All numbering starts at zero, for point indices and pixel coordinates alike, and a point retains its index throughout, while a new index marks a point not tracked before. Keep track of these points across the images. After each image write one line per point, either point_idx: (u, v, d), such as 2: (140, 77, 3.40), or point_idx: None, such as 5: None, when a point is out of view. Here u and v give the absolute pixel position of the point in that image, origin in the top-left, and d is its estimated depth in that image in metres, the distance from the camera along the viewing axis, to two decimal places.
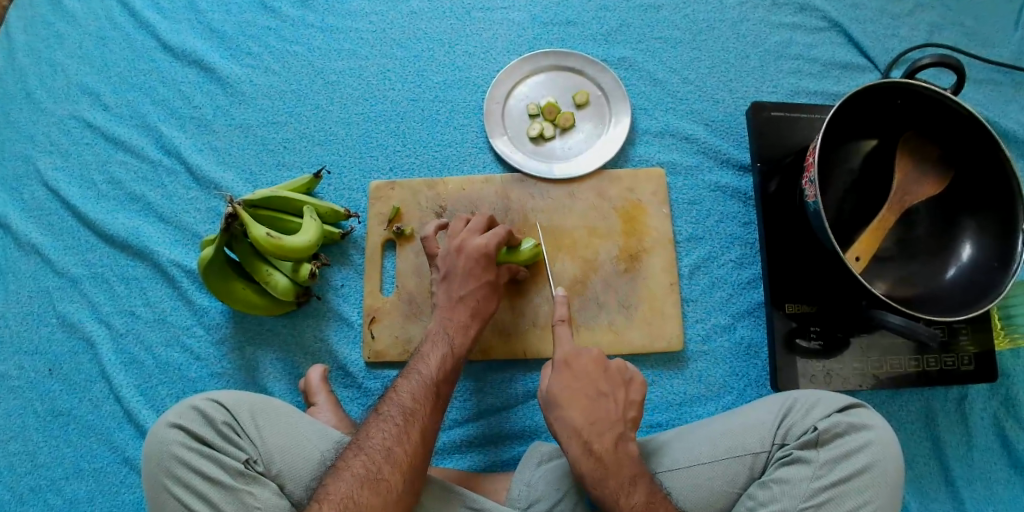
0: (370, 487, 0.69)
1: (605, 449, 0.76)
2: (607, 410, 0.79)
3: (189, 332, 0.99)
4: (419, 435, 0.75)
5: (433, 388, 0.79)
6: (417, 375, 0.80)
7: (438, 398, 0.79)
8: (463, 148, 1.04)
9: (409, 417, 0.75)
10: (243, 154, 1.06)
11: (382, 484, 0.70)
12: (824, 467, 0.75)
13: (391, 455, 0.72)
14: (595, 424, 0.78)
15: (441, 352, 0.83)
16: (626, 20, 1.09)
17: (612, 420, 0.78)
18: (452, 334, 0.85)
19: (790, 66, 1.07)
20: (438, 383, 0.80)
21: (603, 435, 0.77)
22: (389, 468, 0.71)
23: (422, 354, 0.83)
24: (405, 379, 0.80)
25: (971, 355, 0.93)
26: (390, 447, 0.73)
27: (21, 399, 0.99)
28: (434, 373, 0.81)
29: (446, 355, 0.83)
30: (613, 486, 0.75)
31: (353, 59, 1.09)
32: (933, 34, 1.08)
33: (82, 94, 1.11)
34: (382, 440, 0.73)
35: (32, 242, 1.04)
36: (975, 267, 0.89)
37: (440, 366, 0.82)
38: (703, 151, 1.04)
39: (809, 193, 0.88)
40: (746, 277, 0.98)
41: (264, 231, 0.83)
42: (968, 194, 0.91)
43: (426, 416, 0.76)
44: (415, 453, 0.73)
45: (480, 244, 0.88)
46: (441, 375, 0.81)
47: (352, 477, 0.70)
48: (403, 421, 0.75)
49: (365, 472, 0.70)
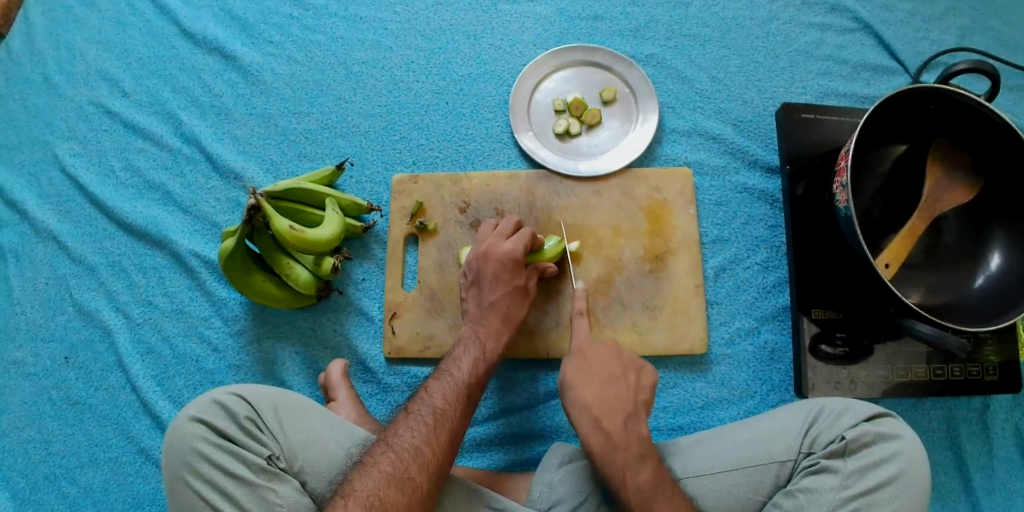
0: (396, 486, 0.68)
1: (613, 424, 0.78)
2: (614, 392, 0.80)
3: (206, 323, 0.98)
4: (448, 436, 0.74)
5: (464, 391, 0.79)
6: (449, 377, 0.80)
7: (468, 400, 0.79)
8: (487, 143, 1.03)
9: (439, 418, 0.75)
10: (264, 143, 1.04)
11: (409, 483, 0.69)
12: (851, 476, 0.74)
13: (419, 454, 0.71)
14: (606, 404, 0.79)
15: (472, 356, 0.83)
16: (654, 16, 1.08)
17: (622, 404, 0.79)
18: (483, 339, 0.85)
19: (820, 67, 1.06)
20: (468, 385, 0.80)
21: (613, 420, 0.78)
22: (417, 468, 0.70)
23: (453, 357, 0.83)
24: (436, 380, 0.80)
25: (994, 365, 0.92)
26: (419, 446, 0.72)
27: (36, 387, 0.98)
28: (466, 375, 0.80)
29: (477, 360, 0.83)
30: (620, 463, 0.75)
31: (377, 50, 1.07)
32: (965, 38, 1.06)
33: (100, 80, 1.09)
34: (412, 439, 0.72)
35: (48, 229, 1.02)
36: (1003, 276, 0.88)
37: (470, 370, 0.81)
38: (730, 152, 1.02)
39: (840, 197, 0.87)
40: (771, 281, 0.97)
41: (286, 224, 0.82)
42: (999, 203, 0.90)
43: (456, 419, 0.76)
44: (442, 454, 0.72)
45: (507, 249, 0.87)
46: (471, 379, 0.80)
47: (379, 474, 0.69)
48: (433, 421, 0.74)
49: (392, 470, 0.69)
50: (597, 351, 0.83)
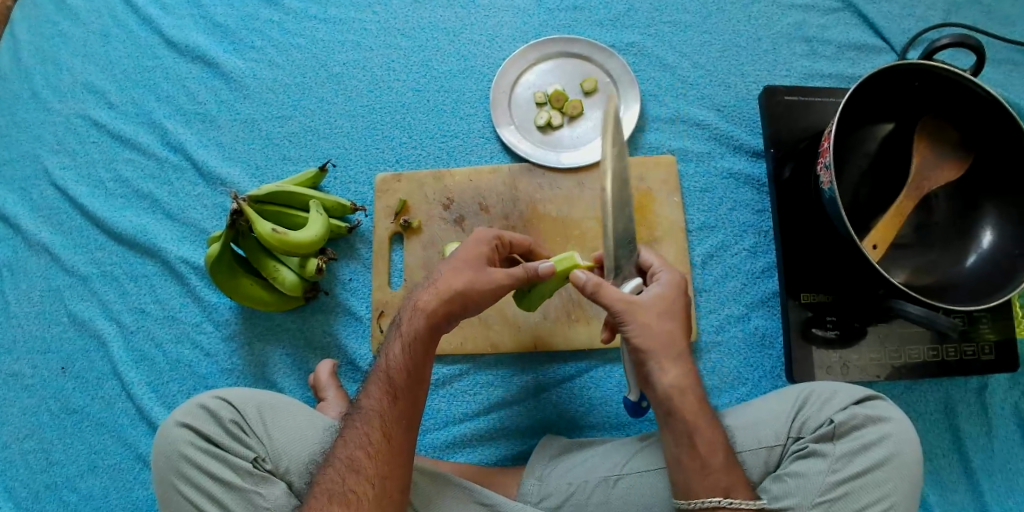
0: (338, 502, 0.68)
1: (660, 335, 0.70)
2: (665, 332, 0.70)
3: (198, 328, 0.99)
4: (382, 436, 0.71)
5: (392, 383, 0.72)
6: (382, 373, 0.74)
7: (400, 392, 0.72)
8: (469, 139, 1.03)
9: (368, 421, 0.72)
10: (248, 148, 1.05)
11: (352, 497, 0.68)
12: (841, 460, 0.73)
13: (355, 464, 0.70)
14: (662, 345, 0.70)
15: (396, 339, 0.75)
16: (634, 5, 1.07)
17: (677, 350, 0.70)
18: (407, 316, 0.75)
19: (802, 49, 1.05)
20: (392, 372, 0.73)
21: (675, 373, 0.70)
22: (357, 480, 0.69)
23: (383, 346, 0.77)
24: (373, 376, 0.75)
25: (991, 343, 0.90)
26: (352, 456, 0.70)
27: (35, 398, 0.99)
28: (397, 366, 0.73)
29: (399, 338, 0.74)
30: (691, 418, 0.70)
31: (357, 51, 1.07)
32: (951, 13, 1.04)
33: (87, 92, 1.10)
34: (348, 450, 0.71)
35: (41, 241, 1.04)
36: (996, 254, 0.87)
37: (401, 357, 0.73)
38: (714, 137, 1.01)
39: (824, 179, 0.86)
40: (760, 267, 0.97)
41: (269, 227, 0.82)
42: (989, 179, 0.88)
43: (388, 417, 0.71)
44: (378, 457, 0.70)
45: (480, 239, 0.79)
46: (403, 368, 0.73)
47: (322, 494, 0.68)
48: (362, 426, 0.72)
49: (332, 486, 0.69)
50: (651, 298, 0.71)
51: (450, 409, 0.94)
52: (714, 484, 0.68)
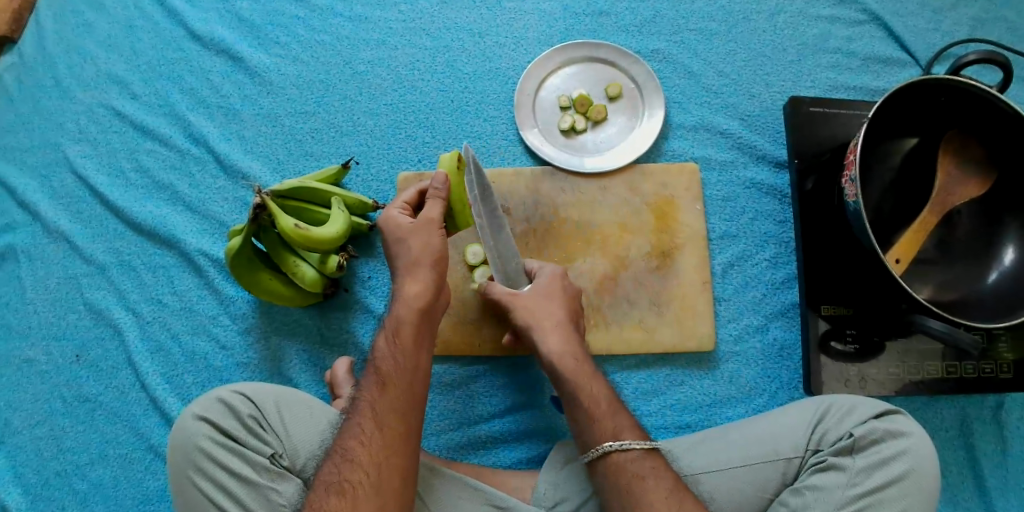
0: (336, 493, 0.66)
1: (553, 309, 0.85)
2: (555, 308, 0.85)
3: (214, 321, 0.99)
4: (373, 425, 0.70)
5: (381, 374, 0.74)
6: (372, 367, 0.75)
7: (390, 381, 0.73)
8: (492, 141, 1.03)
9: (360, 413, 0.72)
10: (270, 143, 1.05)
11: (348, 487, 0.66)
12: (860, 474, 0.73)
13: (350, 455, 0.69)
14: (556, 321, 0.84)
15: (382, 333, 0.78)
16: (660, 11, 1.07)
17: (558, 321, 0.84)
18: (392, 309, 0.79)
19: (828, 61, 1.04)
20: (379, 363, 0.75)
21: (558, 340, 0.83)
22: (352, 470, 0.68)
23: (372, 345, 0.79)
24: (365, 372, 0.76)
25: (1010, 363, 0.90)
26: (346, 446, 0.70)
27: (48, 385, 0.99)
28: (385, 360, 0.75)
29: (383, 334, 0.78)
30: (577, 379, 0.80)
31: (382, 49, 1.07)
32: (977, 29, 1.04)
33: (110, 82, 1.10)
34: (341, 441, 0.70)
35: (60, 229, 1.03)
36: (1017, 272, 0.86)
37: (387, 349, 0.75)
38: (738, 147, 1.01)
39: (849, 192, 0.86)
40: (780, 278, 0.96)
41: (291, 222, 0.82)
42: (1013, 198, 0.88)
43: (380, 407, 0.71)
44: (371, 447, 0.69)
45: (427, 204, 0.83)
46: (392, 361, 0.74)
47: (321, 485, 0.67)
48: (356, 418, 0.71)
49: (330, 477, 0.68)
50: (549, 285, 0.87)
51: (465, 411, 0.94)
52: (601, 432, 0.76)
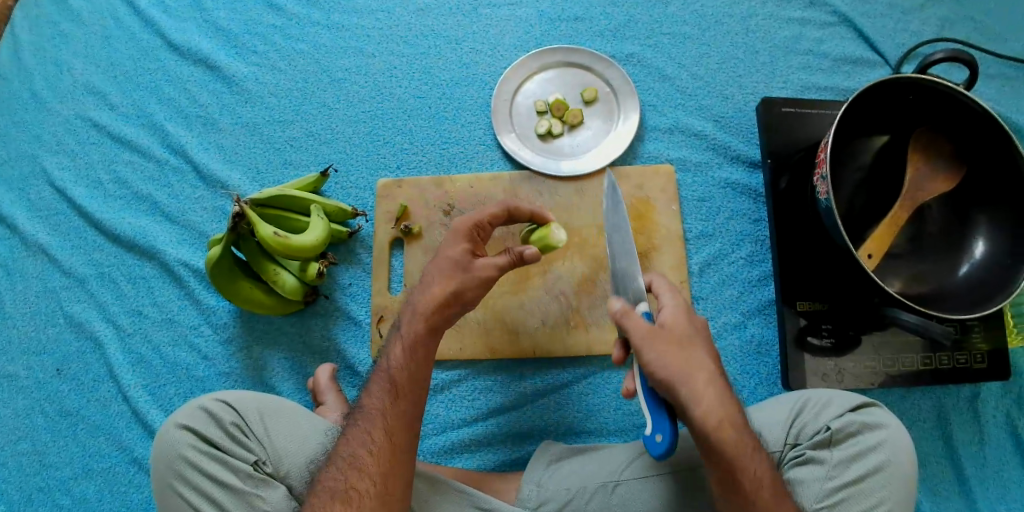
0: (342, 501, 0.67)
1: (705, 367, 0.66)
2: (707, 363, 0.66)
3: (196, 331, 0.99)
4: (383, 435, 0.71)
5: (393, 382, 0.73)
6: (382, 371, 0.75)
7: (402, 390, 0.73)
8: (471, 146, 1.04)
9: (369, 420, 0.72)
10: (249, 152, 1.05)
11: (353, 494, 0.68)
12: (837, 467, 0.74)
13: (358, 462, 0.69)
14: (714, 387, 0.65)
15: (400, 340, 0.75)
16: (634, 16, 1.09)
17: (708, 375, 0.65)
18: (412, 327, 0.75)
19: (799, 62, 1.06)
20: (395, 373, 0.74)
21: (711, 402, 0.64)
22: (359, 477, 0.69)
23: (386, 347, 0.77)
24: (374, 376, 0.75)
25: (983, 353, 0.92)
26: (355, 454, 0.70)
27: (28, 400, 0.98)
28: (397, 365, 0.74)
29: (403, 342, 0.75)
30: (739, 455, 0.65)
31: (359, 57, 1.08)
32: (943, 28, 1.07)
33: (87, 94, 1.10)
34: (349, 448, 0.71)
35: (38, 242, 1.03)
36: (987, 264, 0.88)
37: (401, 357, 0.74)
38: (712, 148, 1.03)
39: (820, 190, 0.87)
40: (756, 275, 0.98)
41: (270, 230, 0.82)
42: (982, 191, 0.90)
43: (388, 414, 0.72)
44: (381, 456, 0.70)
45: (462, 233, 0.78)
46: (404, 367, 0.74)
47: (326, 493, 0.68)
48: (364, 425, 0.72)
49: (336, 484, 0.68)
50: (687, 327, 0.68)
51: (449, 415, 0.94)
52: None
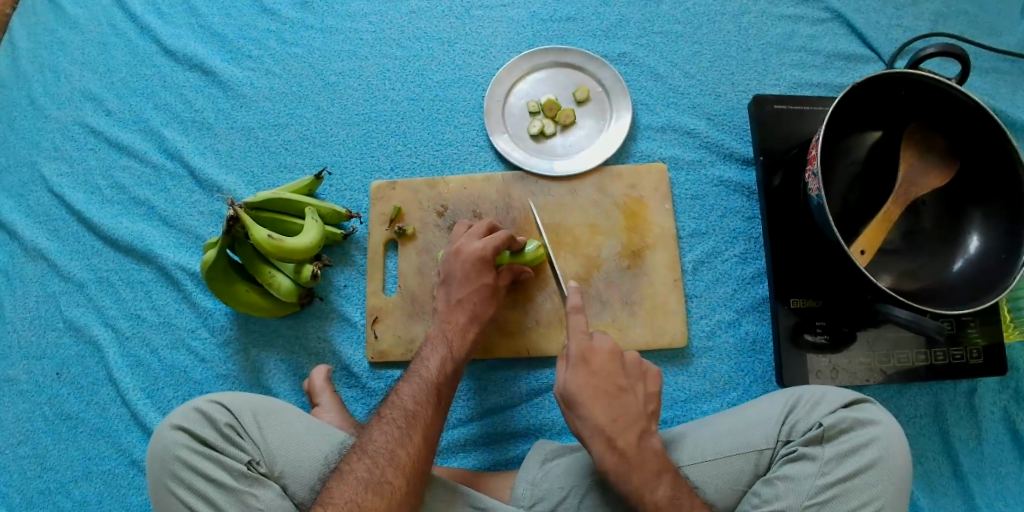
0: (374, 491, 0.70)
1: (616, 405, 0.77)
2: (617, 402, 0.77)
3: (193, 334, 1.00)
4: (422, 438, 0.75)
5: (437, 391, 0.80)
6: (418, 377, 0.81)
7: (443, 401, 0.80)
8: (464, 147, 1.04)
9: (410, 421, 0.76)
10: (245, 156, 1.06)
11: (386, 486, 0.70)
12: (830, 463, 0.74)
13: (394, 457, 0.73)
14: (619, 422, 0.76)
15: (441, 355, 0.83)
16: (626, 15, 1.09)
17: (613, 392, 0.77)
18: (451, 338, 0.85)
19: (792, 59, 1.06)
20: (439, 383, 0.80)
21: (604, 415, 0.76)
22: (394, 472, 0.72)
23: (422, 358, 0.84)
24: (408, 382, 0.81)
25: (979, 348, 0.91)
26: (394, 451, 0.73)
27: (29, 403, 0.99)
28: (435, 375, 0.81)
29: (446, 358, 0.83)
30: (639, 481, 0.73)
31: (353, 60, 1.09)
32: (937, 23, 1.06)
33: (85, 100, 1.11)
34: (385, 443, 0.74)
35: (38, 247, 1.04)
36: (982, 259, 0.88)
37: (439, 370, 0.82)
38: (705, 146, 1.03)
39: (812, 186, 0.87)
40: (750, 273, 0.98)
41: (265, 233, 0.83)
42: (976, 186, 0.89)
43: (428, 419, 0.77)
44: (418, 455, 0.74)
45: (479, 248, 0.87)
46: (441, 377, 0.81)
47: (355, 482, 0.70)
48: (404, 424, 0.75)
49: (368, 475, 0.71)
50: (613, 370, 0.78)
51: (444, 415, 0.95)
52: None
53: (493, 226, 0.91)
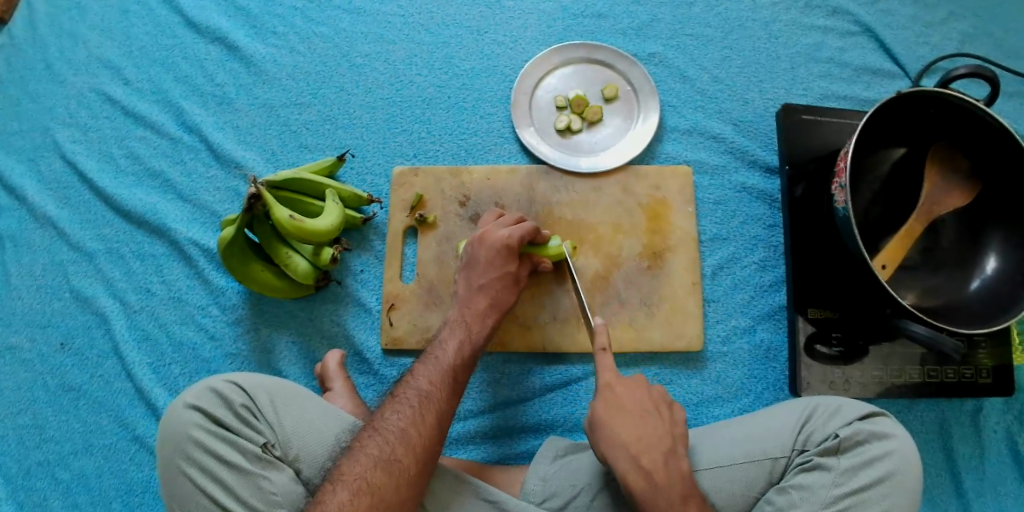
0: (383, 468, 0.69)
1: (623, 386, 0.77)
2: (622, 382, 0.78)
3: (203, 311, 0.98)
4: (435, 418, 0.74)
5: (452, 372, 0.79)
6: (435, 360, 0.80)
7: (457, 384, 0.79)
8: (488, 138, 1.03)
9: (423, 401, 0.75)
10: (265, 134, 1.04)
11: (396, 465, 0.70)
12: (844, 474, 0.74)
13: (405, 436, 0.72)
14: (635, 411, 0.76)
15: (458, 339, 0.82)
16: (657, 15, 1.08)
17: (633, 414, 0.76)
18: (469, 323, 0.84)
19: (820, 70, 1.06)
20: (456, 367, 0.80)
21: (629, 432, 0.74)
22: (404, 450, 0.71)
23: (440, 340, 0.83)
24: (425, 363, 0.80)
25: (988, 368, 0.92)
26: (405, 430, 0.72)
27: (30, 372, 0.97)
28: (452, 358, 0.80)
29: (464, 342, 0.82)
30: (637, 446, 0.74)
31: (379, 43, 1.08)
32: (964, 43, 1.07)
33: (102, 67, 1.09)
34: (396, 422, 0.73)
35: (47, 214, 1.02)
36: (999, 281, 0.88)
37: (455, 352, 0.81)
38: (730, 151, 1.03)
39: (838, 198, 0.87)
40: (769, 280, 0.98)
41: (286, 213, 0.82)
42: (996, 207, 0.90)
43: (441, 400, 0.76)
44: (429, 435, 0.73)
45: (503, 236, 0.87)
46: (458, 361, 0.80)
47: (367, 458, 0.70)
48: (418, 405, 0.75)
49: (379, 453, 0.70)
50: None
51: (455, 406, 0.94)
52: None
53: (520, 218, 0.91)
